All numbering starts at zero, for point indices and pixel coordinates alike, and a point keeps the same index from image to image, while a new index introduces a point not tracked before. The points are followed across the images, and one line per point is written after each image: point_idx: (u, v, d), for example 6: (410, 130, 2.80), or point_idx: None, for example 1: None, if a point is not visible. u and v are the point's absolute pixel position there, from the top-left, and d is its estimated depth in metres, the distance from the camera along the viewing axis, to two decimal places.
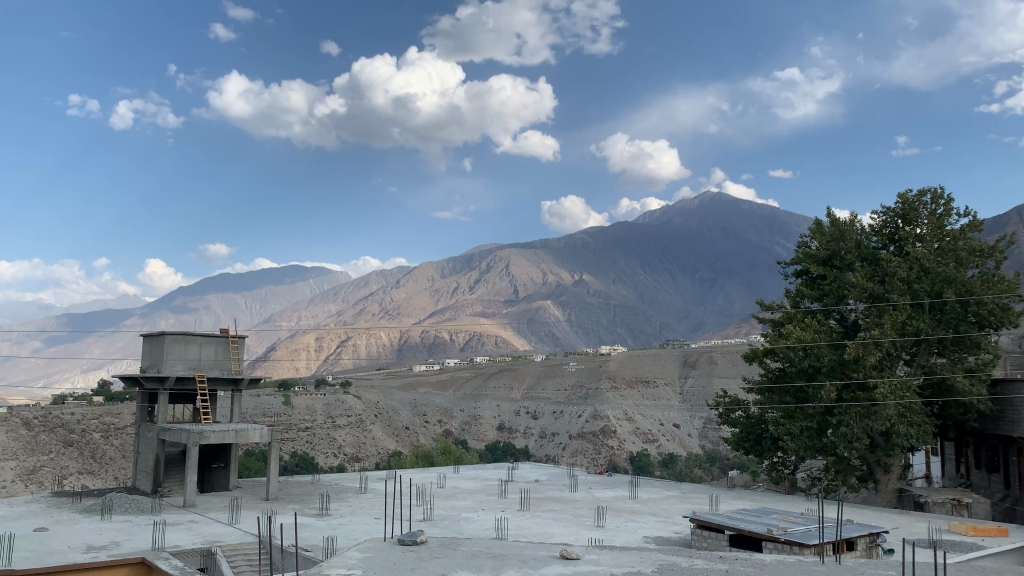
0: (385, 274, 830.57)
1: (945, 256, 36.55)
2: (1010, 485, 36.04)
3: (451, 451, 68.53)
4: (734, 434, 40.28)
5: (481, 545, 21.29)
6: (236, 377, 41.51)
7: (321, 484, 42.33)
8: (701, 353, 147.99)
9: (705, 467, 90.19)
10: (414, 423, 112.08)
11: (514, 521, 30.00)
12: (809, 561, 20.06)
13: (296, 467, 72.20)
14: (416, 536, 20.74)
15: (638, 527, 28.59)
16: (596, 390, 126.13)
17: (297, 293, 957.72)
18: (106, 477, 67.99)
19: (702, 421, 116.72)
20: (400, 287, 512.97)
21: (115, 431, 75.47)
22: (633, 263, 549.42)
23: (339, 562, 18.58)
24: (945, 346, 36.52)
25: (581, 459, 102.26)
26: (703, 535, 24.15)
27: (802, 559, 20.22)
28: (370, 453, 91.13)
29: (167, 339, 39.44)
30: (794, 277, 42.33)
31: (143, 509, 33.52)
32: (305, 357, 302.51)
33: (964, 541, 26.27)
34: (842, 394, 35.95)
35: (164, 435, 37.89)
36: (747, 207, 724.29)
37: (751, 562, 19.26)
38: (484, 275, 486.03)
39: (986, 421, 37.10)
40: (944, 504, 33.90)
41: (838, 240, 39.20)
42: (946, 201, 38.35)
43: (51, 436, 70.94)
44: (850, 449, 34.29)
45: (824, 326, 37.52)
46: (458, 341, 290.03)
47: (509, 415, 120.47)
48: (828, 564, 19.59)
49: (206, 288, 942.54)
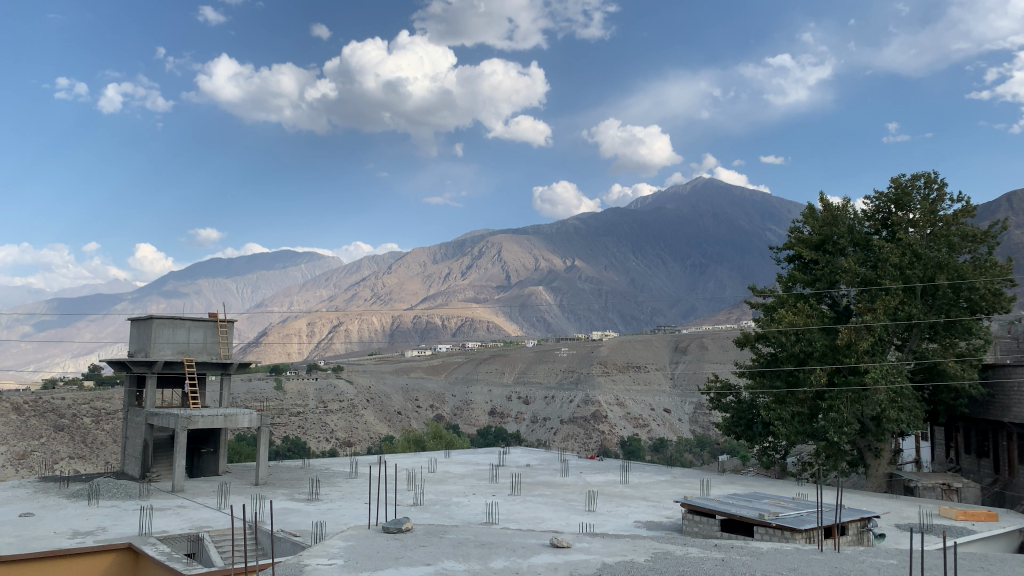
0: (376, 259, 829.91)
1: (937, 241, 36.45)
2: (1000, 470, 36.10)
3: (442, 436, 68.31)
4: (725, 419, 40.15)
5: (467, 532, 21.03)
6: (225, 362, 41.12)
7: (311, 469, 42.09)
8: (693, 339, 147.93)
9: (696, 452, 90.44)
10: (406, 408, 111.99)
11: (506, 506, 29.81)
12: (806, 549, 19.88)
13: (288, 452, 72.09)
14: (401, 524, 20.50)
15: (630, 512, 28.44)
16: (587, 374, 126.30)
17: (288, 279, 954.73)
18: (97, 462, 67.66)
19: (693, 406, 117.09)
20: (392, 272, 511.82)
21: (106, 416, 75.01)
22: (625, 249, 549.59)
23: (320, 552, 18.20)
24: (937, 331, 36.40)
25: (573, 444, 102.47)
26: (695, 520, 24.05)
27: (799, 547, 20.09)
28: (362, 438, 90.82)
29: (154, 323, 38.94)
30: (786, 262, 42.04)
31: (131, 494, 33.18)
32: (297, 342, 301.19)
33: (954, 526, 26.19)
34: (834, 379, 35.85)
35: (152, 420, 37.44)
36: (739, 193, 724.25)
37: (748, 550, 19.08)
38: (477, 261, 485.62)
39: (977, 406, 37.08)
40: (934, 489, 33.89)
41: (831, 225, 38.99)
42: (940, 186, 38.21)
43: (41, 421, 70.36)
44: (840, 434, 34.17)
45: (815, 310, 37.37)
46: (450, 326, 289.50)
47: (501, 400, 120.29)
48: (826, 552, 19.36)
49: (196, 272, 940.06)
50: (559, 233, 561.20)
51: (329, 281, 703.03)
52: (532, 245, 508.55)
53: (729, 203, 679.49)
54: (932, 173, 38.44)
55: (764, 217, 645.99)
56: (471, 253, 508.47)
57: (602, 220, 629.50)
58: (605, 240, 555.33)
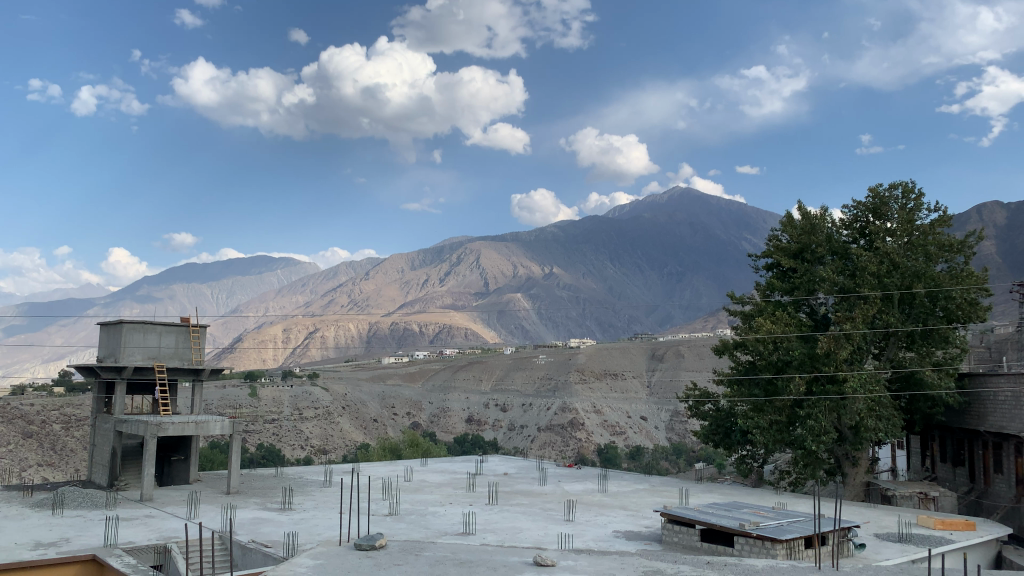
0: (354, 266, 827.09)
1: (914, 250, 36.40)
2: (976, 478, 36.21)
3: (419, 443, 67.16)
4: (703, 427, 39.89)
5: (444, 550, 20.39)
6: (197, 368, 40.14)
7: (285, 477, 41.16)
8: (670, 347, 148.13)
9: (672, 459, 90.43)
10: (382, 415, 110.74)
11: (482, 516, 29.22)
12: (803, 566, 19.25)
13: (262, 459, 71.11)
14: (374, 541, 19.78)
15: (608, 521, 28.03)
16: (564, 382, 126.00)
17: (264, 284, 946.54)
18: (66, 470, 66.13)
19: (669, 414, 117.41)
20: (369, 278, 508.98)
21: (76, 422, 73.40)
22: (603, 258, 551.02)
23: (286, 571, 17.39)
24: (914, 340, 36.38)
25: (550, 451, 101.94)
26: (674, 530, 23.68)
27: (796, 564, 19.40)
28: (337, 445, 89.68)
29: (124, 327, 37.90)
30: (765, 270, 41.88)
31: (97, 504, 32.15)
32: (273, 348, 297.68)
33: (933, 535, 26.00)
34: (812, 387, 35.53)
35: (120, 428, 36.38)
36: (716, 202, 729.79)
37: (740, 569, 18.58)
38: (455, 267, 483.66)
39: (954, 414, 37.11)
40: (911, 498, 33.76)
41: (809, 233, 38.98)
42: (917, 196, 38.32)
43: (9, 428, 68.47)
44: (818, 443, 33.89)
45: (793, 318, 37.17)
46: (428, 332, 288.62)
47: (478, 407, 119.53)
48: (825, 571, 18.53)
49: (170, 277, 930.02)
50: (537, 241, 561.66)
51: (305, 288, 698.77)
52: (510, 253, 509.26)
53: (707, 213, 684.92)
54: (910, 184, 38.52)
55: (740, 227, 651.64)
56: (449, 260, 507.16)
57: (580, 228, 631.76)
58: (583, 248, 556.29)
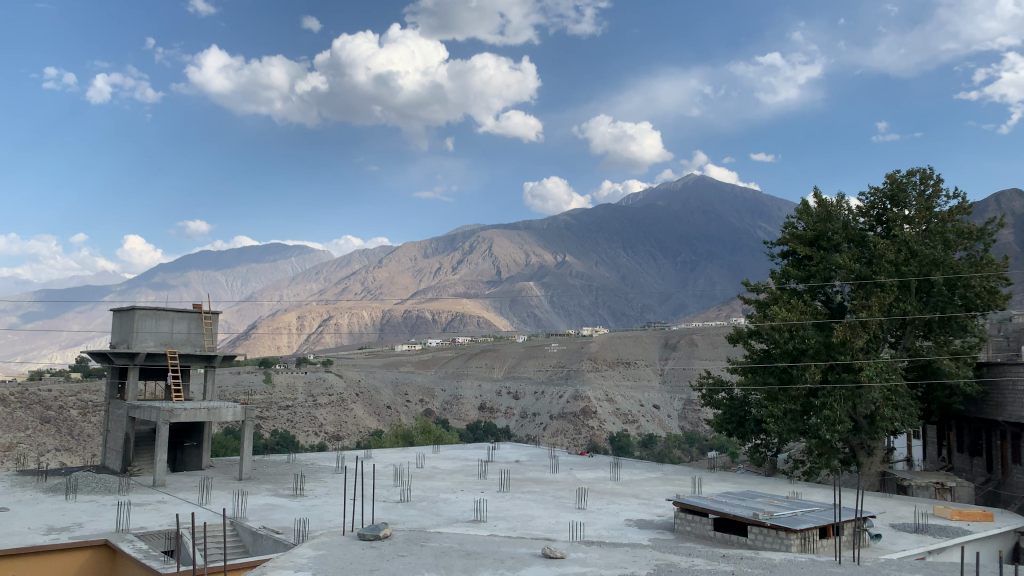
0: (367, 254, 828.72)
1: (932, 237, 35.67)
2: (993, 469, 35.68)
3: (431, 430, 67.13)
4: (716, 416, 39.42)
5: (451, 540, 20.13)
6: (209, 354, 40.06)
7: (297, 463, 41.19)
8: (683, 335, 147.50)
9: (684, 448, 90.15)
10: (395, 402, 110.86)
11: (493, 503, 28.97)
12: (820, 559, 18.69)
13: (277, 445, 71.35)
14: (379, 531, 19.53)
15: (619, 510, 27.69)
16: (577, 370, 125.67)
17: (278, 271, 950.13)
18: (84, 455, 66.56)
19: (682, 402, 117.09)
20: (383, 266, 509.54)
21: (93, 408, 73.92)
22: (617, 246, 548.98)
23: (286, 562, 16.87)
24: (932, 329, 35.80)
25: (562, 439, 101.77)
26: (686, 519, 23.36)
27: (813, 557, 18.90)
28: (351, 432, 90.09)
29: (136, 313, 37.84)
30: (781, 258, 41.23)
31: (110, 489, 32.19)
32: (287, 335, 298.81)
33: (950, 526, 25.54)
34: (827, 376, 35.05)
35: (133, 413, 36.45)
36: (731, 189, 725.21)
37: (757, 562, 18.05)
38: (468, 255, 483.31)
39: (972, 404, 36.50)
40: (927, 488, 33.19)
41: (825, 221, 38.34)
42: (935, 182, 37.61)
43: (27, 413, 68.96)
44: (833, 432, 33.28)
45: (809, 307, 36.56)
46: (441, 320, 288.50)
47: (490, 395, 119.57)
48: (843, 563, 17.94)
49: (185, 264, 936.19)
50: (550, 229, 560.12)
51: (319, 275, 700.72)
52: (523, 241, 508.90)
53: (721, 200, 680.74)
54: (928, 170, 37.84)
55: (755, 215, 647.74)
56: (462, 248, 507.13)
57: (594, 216, 629.75)
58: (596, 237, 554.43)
